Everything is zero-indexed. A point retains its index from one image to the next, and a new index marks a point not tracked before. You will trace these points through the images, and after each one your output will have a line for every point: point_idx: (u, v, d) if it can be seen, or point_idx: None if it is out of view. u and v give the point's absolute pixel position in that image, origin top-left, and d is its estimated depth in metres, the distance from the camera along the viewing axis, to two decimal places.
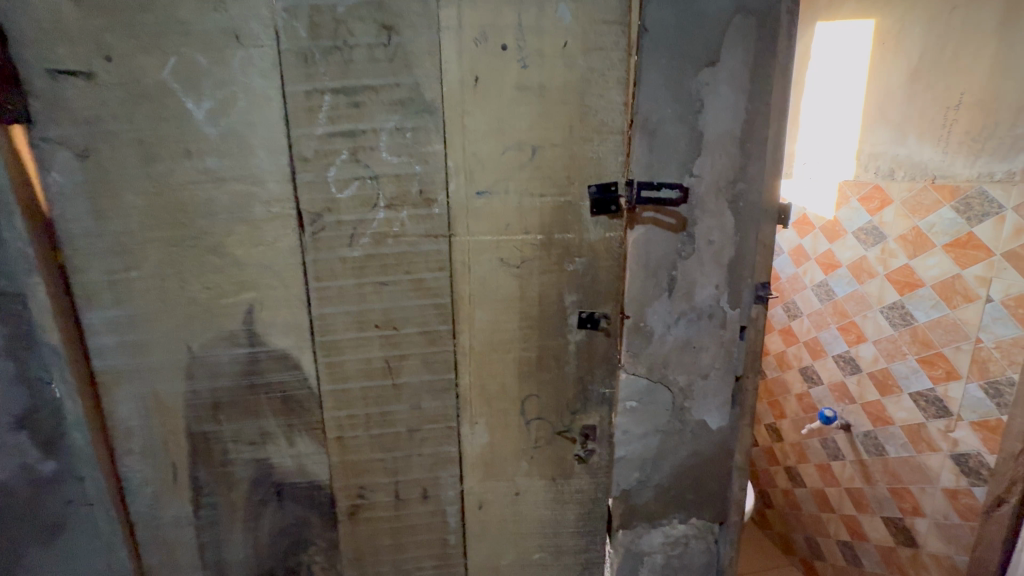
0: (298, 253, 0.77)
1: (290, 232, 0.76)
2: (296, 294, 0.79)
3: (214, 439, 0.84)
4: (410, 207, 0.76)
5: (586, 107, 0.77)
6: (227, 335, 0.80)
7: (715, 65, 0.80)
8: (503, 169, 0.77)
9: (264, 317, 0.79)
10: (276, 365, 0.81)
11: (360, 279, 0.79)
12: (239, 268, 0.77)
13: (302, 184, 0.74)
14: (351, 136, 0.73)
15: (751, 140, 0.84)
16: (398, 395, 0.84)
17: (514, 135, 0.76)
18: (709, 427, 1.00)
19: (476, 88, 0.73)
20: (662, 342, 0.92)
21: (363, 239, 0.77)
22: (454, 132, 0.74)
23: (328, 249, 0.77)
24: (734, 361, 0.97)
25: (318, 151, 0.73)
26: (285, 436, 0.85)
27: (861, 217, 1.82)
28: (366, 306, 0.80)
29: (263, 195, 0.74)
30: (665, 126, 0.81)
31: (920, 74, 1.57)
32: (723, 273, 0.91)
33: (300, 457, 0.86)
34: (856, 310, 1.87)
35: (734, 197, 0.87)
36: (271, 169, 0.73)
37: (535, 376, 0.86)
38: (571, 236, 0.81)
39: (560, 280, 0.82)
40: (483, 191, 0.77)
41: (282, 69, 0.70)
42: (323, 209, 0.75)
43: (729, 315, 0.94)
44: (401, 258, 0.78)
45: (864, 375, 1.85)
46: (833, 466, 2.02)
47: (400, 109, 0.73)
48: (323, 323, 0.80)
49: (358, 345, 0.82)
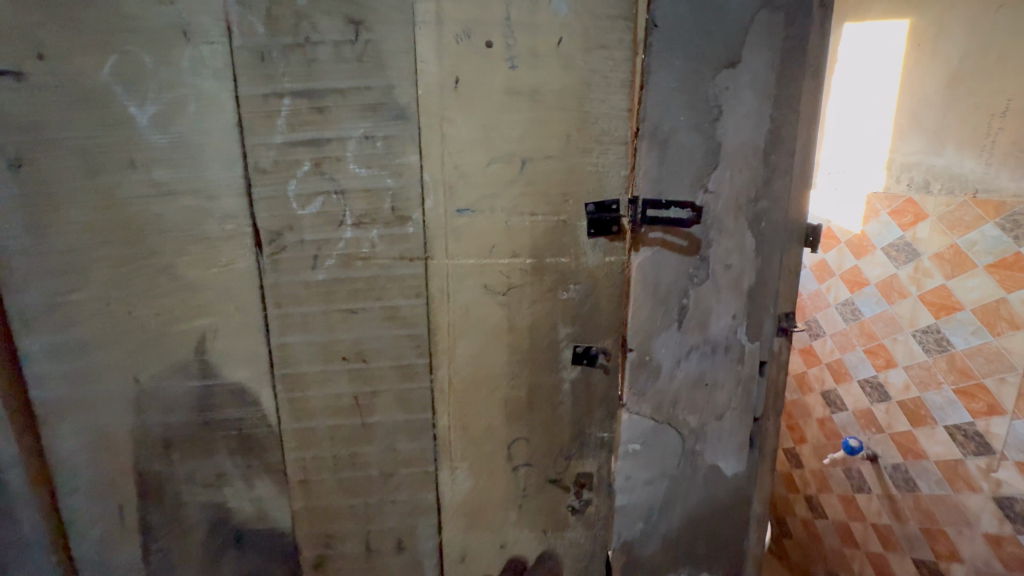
0: (256, 277, 0.68)
1: (247, 252, 0.67)
2: (254, 322, 0.70)
3: (166, 478, 0.75)
4: (382, 226, 0.67)
5: (587, 113, 0.67)
6: (180, 366, 0.71)
7: (735, 67, 0.70)
8: (488, 183, 0.66)
9: (219, 346, 0.70)
10: (234, 400, 0.73)
11: (326, 306, 0.70)
12: (192, 292, 0.68)
13: (260, 200, 0.65)
14: (315, 145, 0.64)
15: (776, 152, 0.74)
16: (369, 436, 0.75)
17: (502, 145, 0.65)
18: (724, 473, 0.89)
19: (456, 92, 0.63)
20: (671, 378, 0.82)
21: (328, 261, 0.68)
22: (432, 141, 0.65)
23: (290, 272, 0.68)
24: (753, 401, 0.86)
25: (278, 162, 0.64)
26: (244, 478, 0.76)
27: (891, 233, 1.69)
28: (333, 336, 0.71)
29: (216, 211, 0.65)
30: (677, 135, 0.70)
31: (960, 79, 1.44)
32: (742, 302, 0.80)
33: (260, 501, 0.77)
34: (885, 333, 1.73)
35: (755, 216, 0.76)
36: (225, 181, 0.64)
37: (525, 417, 0.76)
38: (566, 260, 0.70)
39: (553, 310, 0.72)
40: (465, 209, 0.67)
41: (237, 69, 0.61)
42: (284, 227, 0.67)
43: (748, 349, 0.83)
44: (371, 283, 0.69)
45: (894, 403, 1.71)
46: (858, 499, 1.88)
47: (370, 115, 0.64)
48: (284, 353, 0.71)
49: (324, 380, 0.72)
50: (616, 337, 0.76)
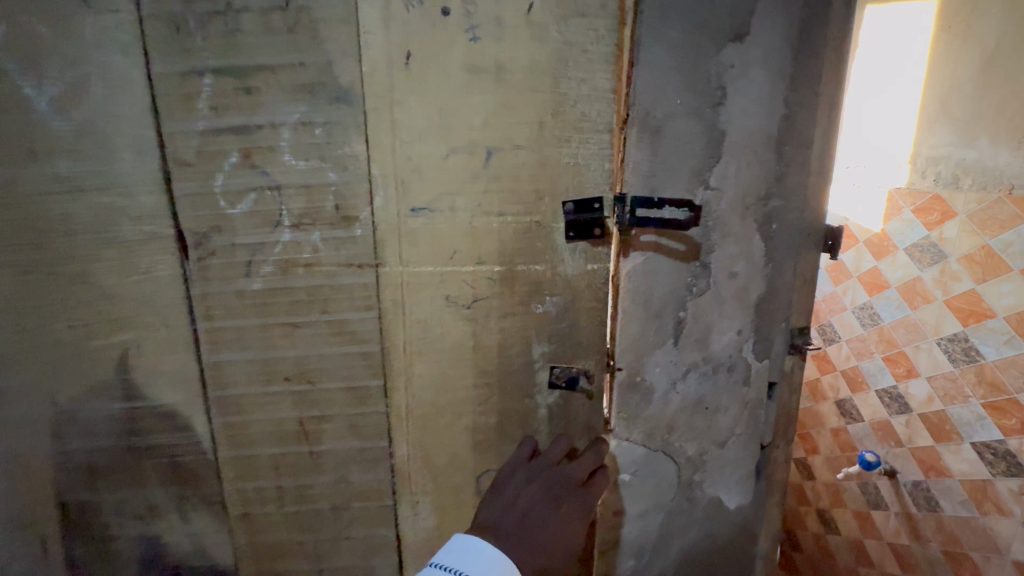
0: (182, 287, 0.59)
1: (172, 258, 0.58)
2: (183, 337, 0.61)
3: (93, 510, 0.67)
4: (325, 227, 0.58)
5: (563, 95, 0.56)
6: (102, 387, 0.63)
7: (743, 40, 0.59)
8: (448, 179, 0.57)
9: (144, 364, 0.62)
10: (164, 424, 0.64)
11: (264, 319, 0.60)
12: (110, 303, 0.60)
13: (182, 197, 0.56)
14: (243, 133, 0.55)
15: (789, 142, 0.64)
16: (319, 465, 0.66)
17: (462, 133, 0.56)
18: (726, 506, 0.79)
19: (408, 72, 0.54)
20: (665, 403, 0.72)
21: (265, 268, 0.59)
22: (380, 129, 0.55)
23: (222, 281, 0.59)
24: (760, 426, 0.76)
25: (201, 153, 0.55)
26: (180, 510, 0.67)
27: (916, 232, 1.55)
28: (273, 354, 0.62)
29: (132, 209, 0.57)
30: (674, 122, 0.60)
31: (998, 61, 1.29)
32: (748, 315, 0.70)
33: (199, 535, 0.68)
34: (906, 340, 1.60)
35: (765, 217, 0.66)
36: (142, 176, 0.56)
37: (495, 447, 0.67)
38: (539, 268, 0.61)
39: (526, 326, 0.63)
40: (421, 208, 0.58)
41: (148, 42, 0.52)
42: (211, 229, 0.57)
43: (755, 369, 0.73)
44: (315, 293, 0.60)
45: (915, 416, 1.59)
46: (874, 516, 1.77)
47: (306, 97, 0.54)
48: (219, 373, 0.62)
49: (266, 404, 0.64)
50: (600, 357, 0.66)
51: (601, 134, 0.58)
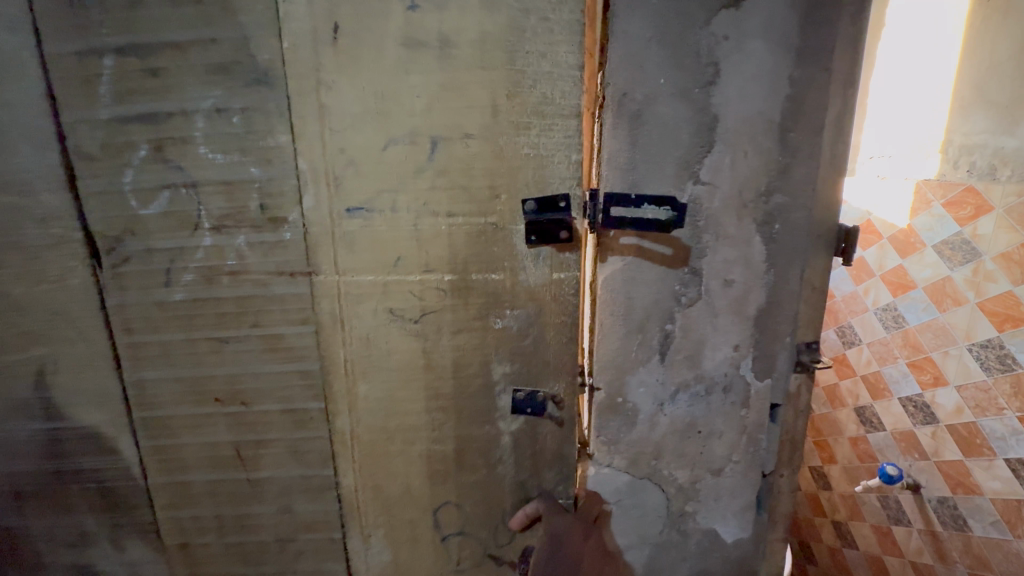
0: (97, 297, 0.53)
1: (82, 264, 0.52)
2: (101, 353, 0.55)
3: (21, 536, 0.62)
4: (251, 230, 0.50)
5: (520, 73, 0.48)
6: (19, 406, 0.57)
7: (738, 9, 0.51)
8: (389, 174, 0.49)
9: (63, 382, 0.56)
10: (86, 447, 0.58)
11: (188, 333, 0.54)
12: (20, 314, 0.54)
13: (90, 196, 0.50)
14: (153, 123, 0.48)
15: (796, 128, 0.54)
16: (258, 494, 0.59)
17: (402, 119, 0.48)
18: (723, 541, 0.71)
19: (334, 48, 0.46)
20: (651, 426, 0.64)
21: (186, 277, 0.52)
22: (308, 115, 0.48)
23: (140, 290, 0.52)
24: (761, 454, 0.67)
25: (107, 146, 0.49)
26: (112, 540, 0.62)
27: (946, 228, 1.42)
28: (202, 372, 0.55)
29: (35, 209, 0.50)
30: (654, 106, 0.53)
31: None
32: (748, 329, 0.61)
33: (133, 567, 0.63)
34: (933, 345, 1.48)
35: (766, 216, 0.57)
36: (41, 171, 0.49)
37: (453, 477, 0.59)
38: (496, 277, 0.52)
39: (484, 343, 0.55)
40: (357, 208, 0.50)
41: (37, 16, 0.46)
42: (125, 232, 0.51)
43: (755, 389, 0.64)
44: (243, 304, 0.53)
45: (942, 428, 1.47)
46: (895, 532, 1.66)
47: (221, 79, 0.47)
48: (142, 393, 0.56)
49: (197, 427, 0.57)
50: (569, 381, 0.56)
51: (566, 118, 0.49)
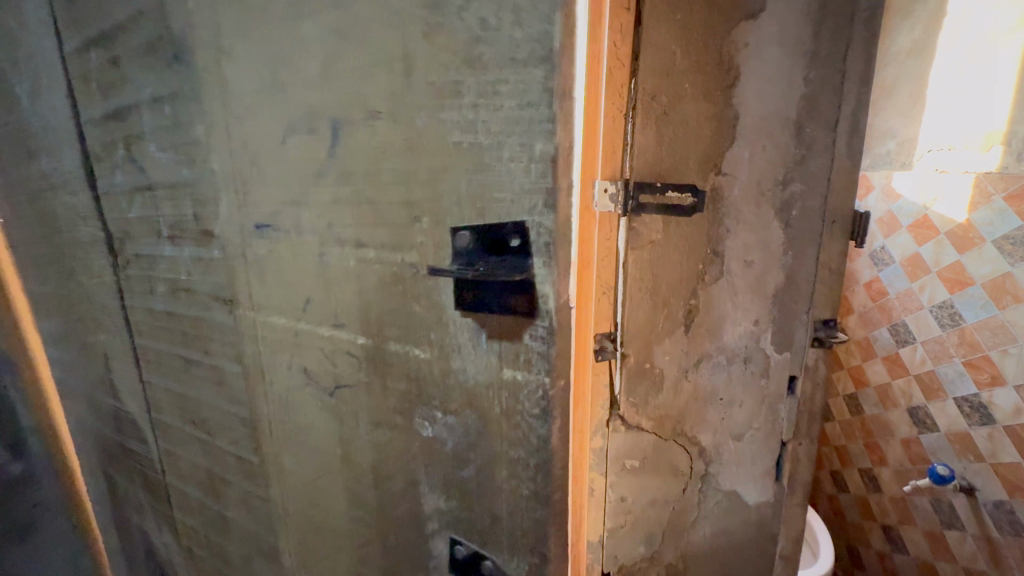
0: (120, 292, 0.99)
1: (132, 268, 0.95)
2: (166, 336, 0.97)
3: (144, 462, 1.16)
4: (191, 245, 0.85)
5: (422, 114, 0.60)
6: (122, 359, 1.07)
7: (758, 19, 0.58)
8: (297, 197, 0.72)
9: (144, 343, 1.01)
10: (168, 403, 1.04)
11: (166, 330, 0.96)
12: (124, 297, 0.99)
13: (132, 215, 0.91)
14: (172, 147, 0.80)
15: (811, 123, 0.61)
16: (259, 476, 0.96)
17: (309, 160, 0.69)
18: (743, 502, 0.77)
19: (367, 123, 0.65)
20: (675, 391, 0.72)
21: (174, 289, 0.91)
22: (254, 170, 0.74)
23: (137, 288, 0.97)
24: (779, 422, 0.73)
25: (121, 175, 0.89)
26: (183, 478, 1.09)
27: (1007, 222, 1.38)
28: (197, 360, 0.94)
29: (122, 218, 0.92)
30: (678, 106, 0.60)
31: None
32: (767, 305, 0.68)
33: (192, 498, 1.10)
34: (991, 343, 1.44)
35: (784, 203, 0.64)
36: (126, 189, 0.89)
37: (386, 514, 0.83)
38: (418, 349, 0.70)
39: (393, 395, 0.75)
40: (267, 231, 0.77)
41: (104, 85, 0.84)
42: (140, 247, 0.92)
43: (774, 361, 0.70)
44: (197, 318, 0.90)
45: (1000, 429, 1.43)
46: (947, 536, 1.62)
47: (167, 127, 0.80)
48: (172, 372, 1.00)
49: (215, 406, 0.96)
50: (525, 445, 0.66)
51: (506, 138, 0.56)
